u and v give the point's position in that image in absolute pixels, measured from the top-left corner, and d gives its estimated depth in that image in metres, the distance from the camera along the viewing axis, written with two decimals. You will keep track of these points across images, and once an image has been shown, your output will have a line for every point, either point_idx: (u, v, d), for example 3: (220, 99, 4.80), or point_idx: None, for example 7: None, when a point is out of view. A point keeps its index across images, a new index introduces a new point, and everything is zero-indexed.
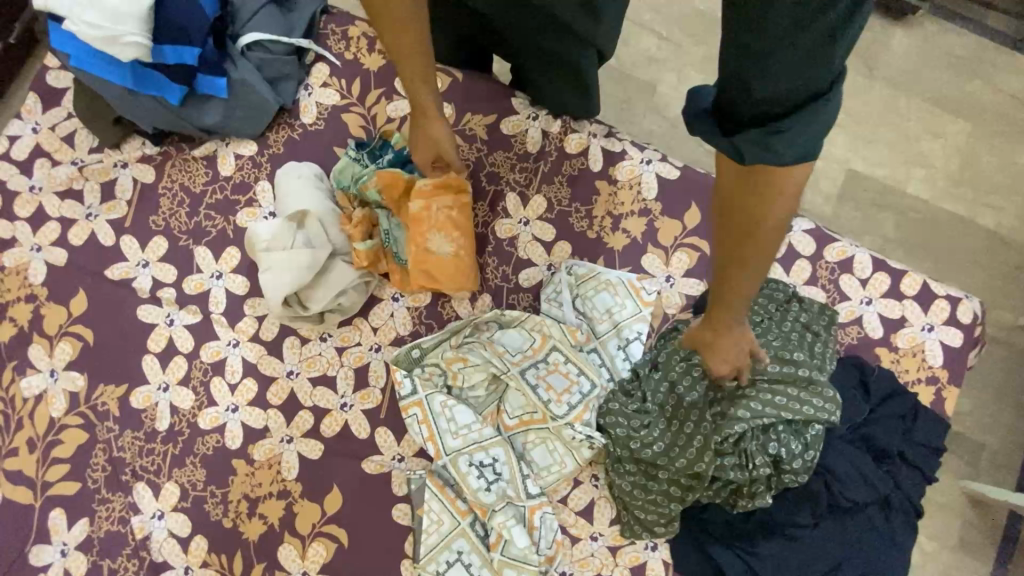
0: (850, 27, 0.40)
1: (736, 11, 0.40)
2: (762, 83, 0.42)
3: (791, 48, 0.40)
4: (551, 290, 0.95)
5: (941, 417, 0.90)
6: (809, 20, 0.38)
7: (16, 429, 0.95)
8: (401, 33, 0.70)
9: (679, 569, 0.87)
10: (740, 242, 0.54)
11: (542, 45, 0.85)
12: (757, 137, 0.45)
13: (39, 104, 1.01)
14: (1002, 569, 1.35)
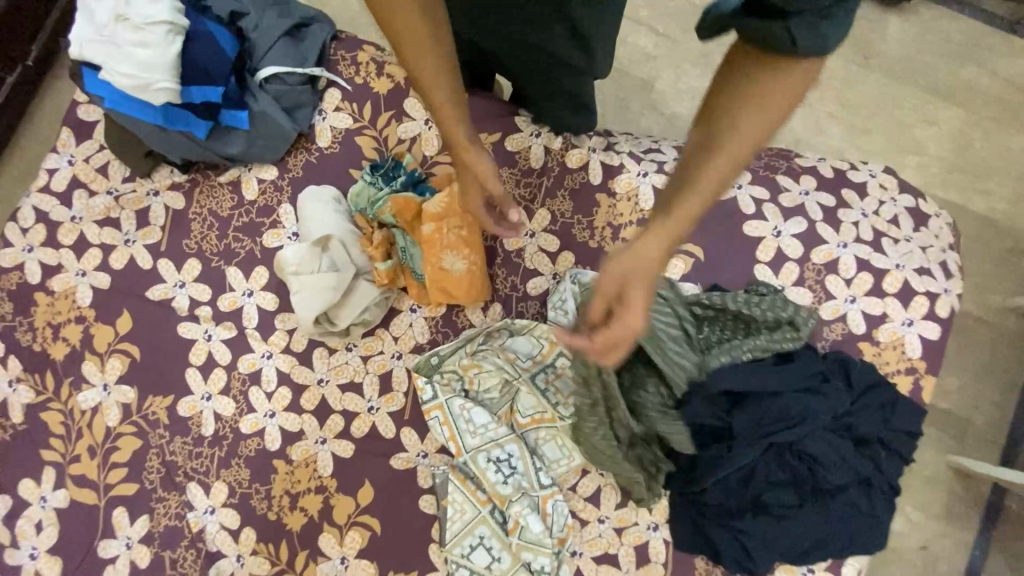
0: None
1: None
2: None
3: None
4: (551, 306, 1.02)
5: (918, 405, 0.99)
6: None
7: (77, 438, 1.04)
8: (421, 45, 0.61)
9: (678, 546, 0.97)
10: (721, 129, 0.53)
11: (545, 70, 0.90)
12: (810, 21, 0.46)
13: (72, 138, 1.08)
14: (987, 536, 1.45)
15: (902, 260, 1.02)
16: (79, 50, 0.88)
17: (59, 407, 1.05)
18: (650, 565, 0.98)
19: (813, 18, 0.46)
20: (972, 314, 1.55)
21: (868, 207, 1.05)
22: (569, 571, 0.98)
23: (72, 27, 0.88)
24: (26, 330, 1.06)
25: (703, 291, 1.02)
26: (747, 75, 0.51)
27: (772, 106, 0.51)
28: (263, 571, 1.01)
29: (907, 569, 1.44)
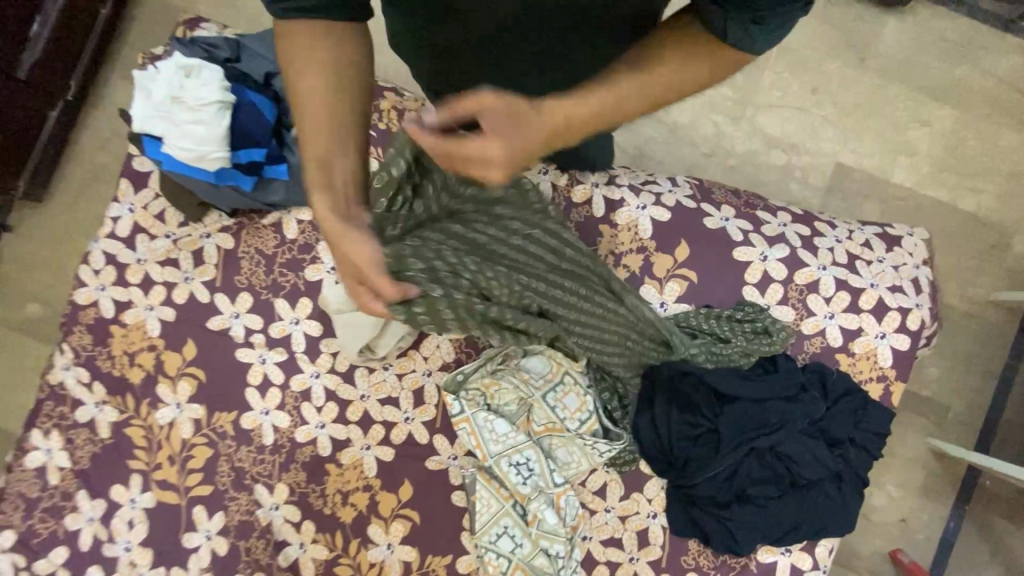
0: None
1: None
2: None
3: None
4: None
5: (887, 408, 1.12)
6: None
7: (158, 449, 1.22)
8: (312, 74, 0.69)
9: (674, 530, 1.13)
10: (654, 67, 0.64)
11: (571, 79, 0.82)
12: (743, 24, 0.60)
13: (130, 187, 1.22)
14: (961, 510, 1.60)
15: (875, 279, 1.14)
16: (141, 125, 1.00)
17: (140, 423, 1.22)
18: (650, 547, 1.14)
19: (741, 23, 0.60)
20: (956, 308, 1.65)
21: (841, 234, 1.18)
22: (581, 552, 1.15)
23: (130, 105, 1.00)
24: (105, 358, 1.22)
25: (697, 312, 1.14)
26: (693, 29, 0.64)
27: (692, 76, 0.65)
28: (323, 555, 1.19)
29: (885, 539, 1.60)
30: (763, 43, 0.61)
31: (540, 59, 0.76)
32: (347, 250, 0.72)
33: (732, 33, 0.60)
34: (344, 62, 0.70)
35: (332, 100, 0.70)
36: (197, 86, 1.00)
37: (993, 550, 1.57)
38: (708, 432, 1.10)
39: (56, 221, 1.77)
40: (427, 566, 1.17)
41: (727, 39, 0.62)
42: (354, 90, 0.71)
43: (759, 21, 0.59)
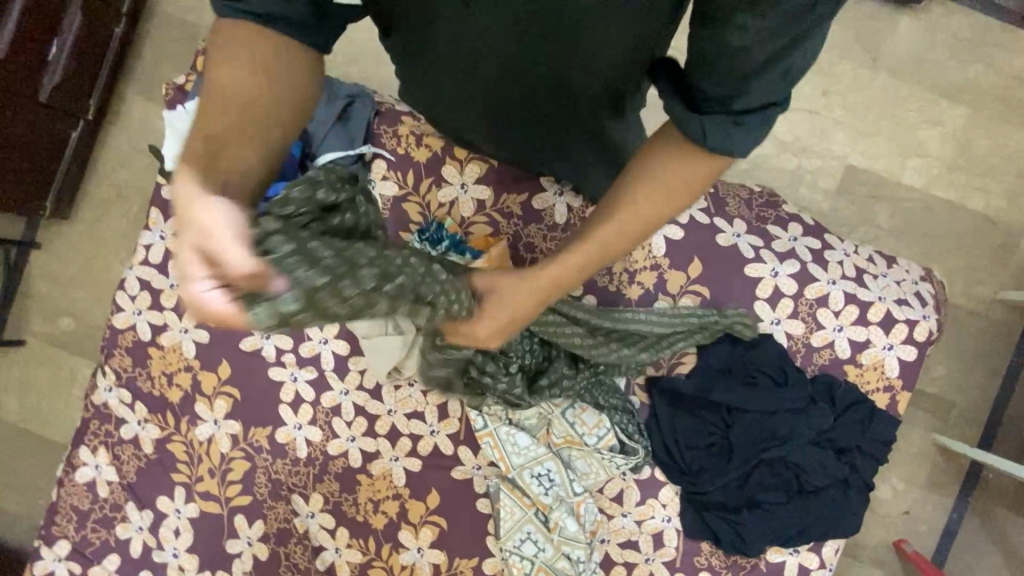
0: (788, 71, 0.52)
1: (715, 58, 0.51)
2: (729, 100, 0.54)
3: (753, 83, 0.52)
4: (259, 309, 0.49)
5: (893, 417, 1.17)
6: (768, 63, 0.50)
7: (198, 462, 1.29)
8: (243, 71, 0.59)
9: (688, 534, 1.19)
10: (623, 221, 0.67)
11: (581, 96, 0.79)
12: (722, 125, 0.56)
13: (160, 216, 1.26)
14: (964, 501, 1.65)
15: (882, 293, 1.18)
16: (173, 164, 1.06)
17: (181, 439, 1.29)
18: (665, 548, 1.20)
19: (721, 121, 0.55)
20: (961, 306, 1.68)
21: (849, 249, 1.21)
22: (600, 554, 1.22)
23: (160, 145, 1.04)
24: (145, 379, 1.29)
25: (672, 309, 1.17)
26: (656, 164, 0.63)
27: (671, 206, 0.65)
28: (357, 559, 1.27)
29: (889, 530, 1.67)
30: (743, 147, 0.57)
31: (547, 81, 0.75)
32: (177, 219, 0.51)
33: (711, 133, 0.56)
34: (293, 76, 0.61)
35: (259, 102, 0.59)
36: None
37: (994, 539, 1.63)
38: (718, 441, 1.16)
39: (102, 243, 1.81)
40: (455, 568, 1.25)
41: (705, 144, 0.57)
42: (289, 102, 0.61)
43: (741, 121, 0.55)
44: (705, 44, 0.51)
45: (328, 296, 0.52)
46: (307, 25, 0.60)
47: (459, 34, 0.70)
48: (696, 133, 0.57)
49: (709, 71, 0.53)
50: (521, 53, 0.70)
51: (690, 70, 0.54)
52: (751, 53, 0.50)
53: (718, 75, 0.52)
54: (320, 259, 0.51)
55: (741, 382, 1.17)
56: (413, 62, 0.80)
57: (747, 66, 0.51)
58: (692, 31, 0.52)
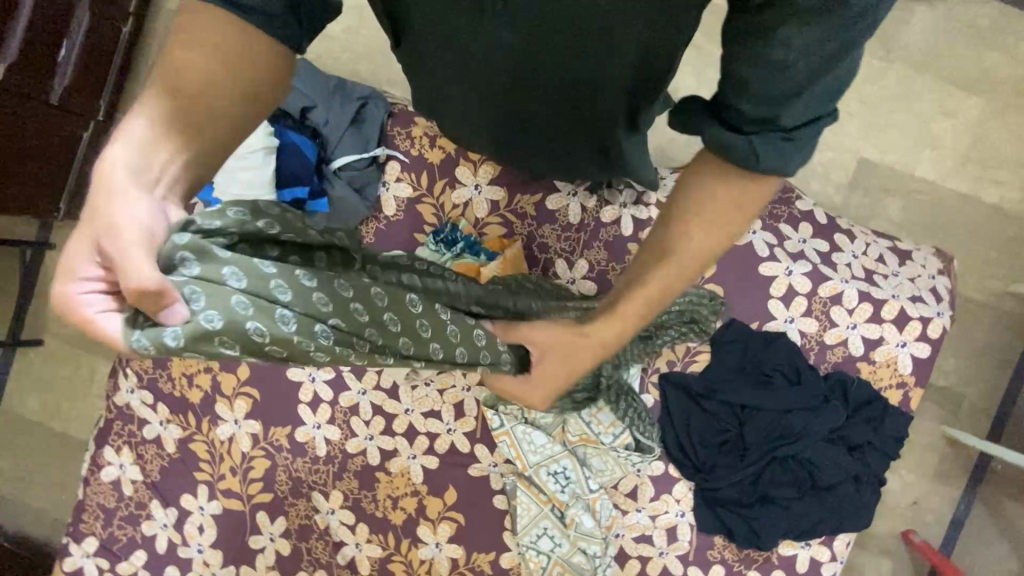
0: (839, 80, 0.51)
1: (765, 78, 0.49)
2: (783, 117, 0.52)
3: (805, 97, 0.51)
4: (141, 334, 0.47)
5: (906, 413, 1.18)
6: (821, 74, 0.49)
7: (220, 461, 1.32)
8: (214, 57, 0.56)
9: (702, 529, 1.20)
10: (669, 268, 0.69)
11: (593, 102, 0.76)
12: (772, 141, 0.55)
13: None
14: (973, 492, 1.67)
15: (895, 290, 1.19)
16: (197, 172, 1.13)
17: (202, 438, 1.32)
18: (679, 542, 1.22)
19: (774, 139, 0.55)
20: (973, 299, 1.68)
21: (860, 248, 1.22)
22: (615, 548, 1.24)
23: None
24: (166, 380, 1.32)
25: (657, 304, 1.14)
26: (703, 206, 0.65)
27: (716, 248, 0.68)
28: (377, 554, 1.30)
29: (898, 521, 1.69)
30: (795, 162, 0.56)
31: (560, 88, 0.74)
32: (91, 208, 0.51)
33: (763, 151, 0.55)
34: (249, 56, 0.57)
35: (206, 84, 0.56)
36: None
37: (1002, 529, 1.65)
38: (732, 438, 1.18)
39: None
40: (473, 562, 1.27)
41: (758, 163, 0.56)
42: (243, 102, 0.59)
43: (790, 134, 0.55)
44: (755, 70, 0.49)
45: (229, 341, 0.49)
46: (277, 14, 0.55)
47: (477, 45, 0.69)
48: (747, 155, 0.56)
49: (761, 95, 0.51)
50: (527, 56, 0.68)
51: (734, 96, 0.53)
52: (807, 71, 0.49)
53: (770, 98, 0.51)
54: (232, 297, 0.49)
55: (754, 380, 1.18)
56: (427, 73, 0.81)
57: (798, 82, 0.49)
58: (735, 57, 0.50)
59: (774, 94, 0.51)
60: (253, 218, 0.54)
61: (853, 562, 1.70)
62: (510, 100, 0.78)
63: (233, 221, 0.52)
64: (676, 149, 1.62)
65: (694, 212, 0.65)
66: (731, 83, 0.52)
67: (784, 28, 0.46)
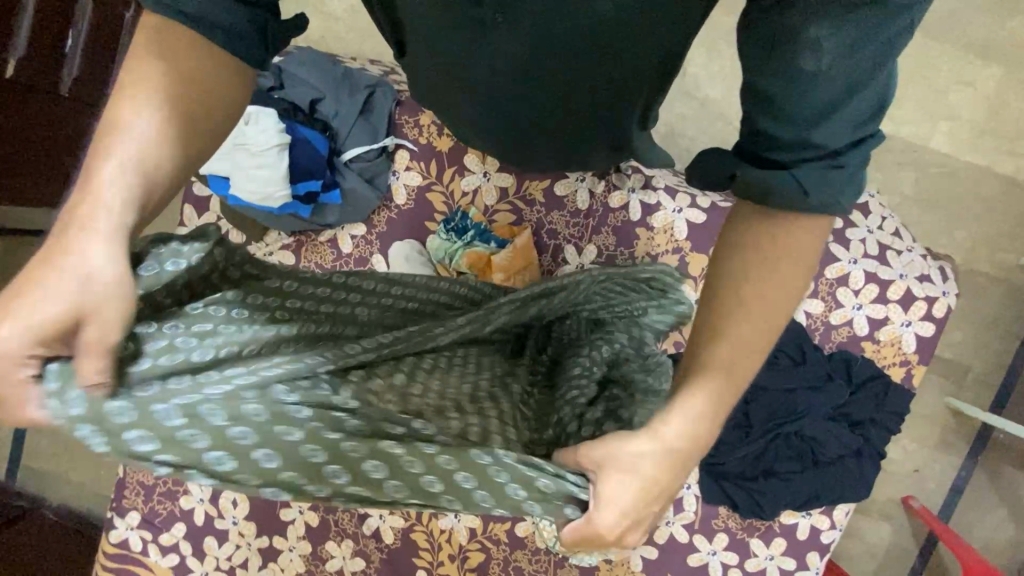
0: (878, 95, 0.51)
1: (800, 101, 0.49)
2: (822, 138, 0.51)
3: (843, 113, 0.50)
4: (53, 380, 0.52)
5: (908, 390, 1.21)
6: (858, 89, 0.49)
7: None
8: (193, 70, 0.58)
9: (705, 499, 1.25)
10: (727, 317, 0.60)
11: (606, 92, 0.76)
12: (820, 169, 0.54)
13: (194, 212, 1.31)
14: (974, 460, 1.71)
15: (904, 270, 1.21)
16: (206, 168, 1.15)
17: None
18: (685, 512, 1.28)
19: (820, 166, 0.53)
20: (984, 273, 1.68)
21: (864, 233, 1.24)
22: None
23: None
24: None
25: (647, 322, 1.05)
26: (755, 247, 0.58)
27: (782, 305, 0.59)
28: (399, 524, 1.38)
29: (898, 487, 1.75)
30: (847, 192, 0.55)
31: (565, 86, 0.74)
32: (62, 241, 0.52)
33: (814, 181, 0.53)
34: (233, 81, 0.60)
35: (190, 103, 0.58)
36: (256, 132, 1.14)
37: (1001, 495, 1.70)
38: (737, 416, 1.21)
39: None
40: (490, 531, 1.35)
41: (810, 200, 0.54)
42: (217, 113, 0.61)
43: (837, 162, 0.53)
44: (789, 81, 0.49)
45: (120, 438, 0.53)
46: (244, 32, 0.58)
47: (487, 46, 0.68)
48: (795, 188, 0.54)
49: (799, 110, 0.50)
50: (535, 54, 0.68)
51: (769, 116, 0.52)
52: (844, 81, 0.48)
53: (807, 114, 0.50)
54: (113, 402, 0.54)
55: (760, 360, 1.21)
56: (433, 75, 0.81)
57: (834, 100, 0.49)
58: (763, 69, 0.50)
59: (808, 118, 0.50)
60: (162, 268, 0.58)
61: (853, 526, 1.78)
62: (524, 101, 0.78)
63: (170, 274, 0.59)
64: (686, 125, 1.60)
65: (751, 250, 0.58)
66: (764, 101, 0.51)
67: (815, 30, 0.46)
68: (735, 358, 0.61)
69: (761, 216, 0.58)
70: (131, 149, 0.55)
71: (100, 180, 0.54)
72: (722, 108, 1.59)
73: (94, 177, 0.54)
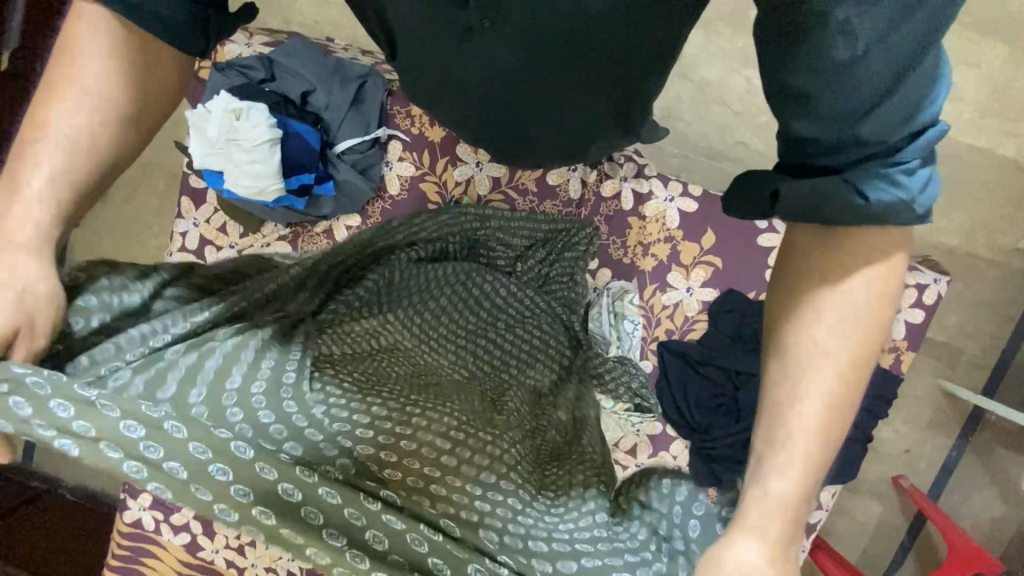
0: (927, 79, 0.49)
1: (839, 97, 0.48)
2: (875, 130, 0.50)
3: (895, 98, 0.49)
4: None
5: (896, 375, 1.23)
6: (905, 71, 0.48)
7: None
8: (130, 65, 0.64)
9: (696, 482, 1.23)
10: (806, 338, 0.60)
11: (593, 86, 0.76)
12: (876, 167, 0.52)
13: (192, 204, 1.33)
14: (965, 441, 1.74)
15: None
16: (200, 161, 1.17)
17: None
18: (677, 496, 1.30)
19: (880, 167, 0.52)
20: (981, 256, 1.67)
21: None
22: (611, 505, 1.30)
23: (191, 145, 1.17)
24: None
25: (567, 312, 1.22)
26: (833, 257, 0.59)
27: (859, 344, 0.59)
28: None
29: (888, 467, 1.78)
30: (913, 187, 0.53)
31: (563, 86, 0.75)
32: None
33: (866, 177, 0.52)
34: (172, 76, 0.68)
35: (123, 101, 0.66)
36: (248, 128, 1.14)
37: (991, 475, 1.73)
38: (727, 403, 1.20)
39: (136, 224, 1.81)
40: None
41: (873, 205, 0.53)
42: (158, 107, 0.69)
43: (898, 157, 0.52)
44: (827, 75, 0.47)
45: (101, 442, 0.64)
46: (182, 20, 0.61)
47: (489, 44, 0.68)
48: (852, 192, 0.52)
49: (842, 106, 0.48)
50: (524, 61, 0.70)
51: (808, 116, 0.50)
52: (890, 68, 0.47)
53: (851, 110, 0.49)
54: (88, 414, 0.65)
55: (752, 347, 1.21)
56: (422, 74, 0.81)
57: (880, 87, 0.48)
58: (792, 63, 0.48)
59: (856, 111, 0.49)
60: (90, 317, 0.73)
61: (843, 505, 1.82)
62: (541, 96, 0.77)
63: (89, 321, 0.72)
64: (682, 108, 1.59)
65: (829, 254, 0.59)
66: (801, 100, 0.49)
67: (842, 11, 0.44)
68: (819, 401, 0.60)
69: (829, 231, 0.58)
70: (59, 149, 0.64)
71: (28, 182, 0.64)
72: (720, 90, 1.57)
73: (19, 183, 0.64)
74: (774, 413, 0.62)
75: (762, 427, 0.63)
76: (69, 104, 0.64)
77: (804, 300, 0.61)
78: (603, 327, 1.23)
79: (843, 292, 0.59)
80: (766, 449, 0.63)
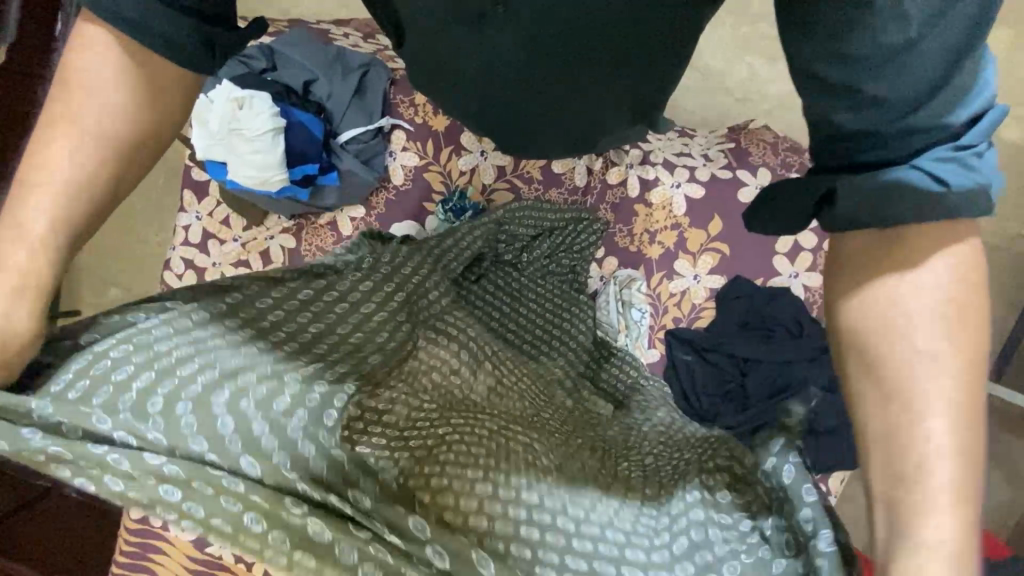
0: (973, 72, 0.47)
1: (883, 85, 0.45)
2: (930, 118, 0.46)
3: (942, 90, 0.46)
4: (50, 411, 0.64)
5: None
6: (953, 65, 0.45)
7: None
8: (139, 84, 0.63)
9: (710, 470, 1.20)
10: (894, 353, 0.52)
11: (597, 83, 0.75)
12: (946, 153, 0.48)
13: (194, 197, 1.32)
14: None
15: None
16: (205, 153, 1.17)
17: None
18: None
19: (948, 151, 0.48)
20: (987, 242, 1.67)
21: None
22: None
23: (194, 137, 1.17)
24: None
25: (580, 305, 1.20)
26: (899, 257, 0.52)
27: (957, 339, 0.51)
28: None
29: None
30: (984, 169, 0.49)
31: (565, 85, 0.75)
32: None
33: (942, 169, 0.48)
34: (182, 96, 0.66)
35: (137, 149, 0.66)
36: (250, 117, 1.13)
37: (995, 459, 1.74)
38: (735, 388, 1.18)
39: (139, 220, 1.80)
40: None
41: (951, 191, 0.48)
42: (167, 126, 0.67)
43: (963, 145, 0.48)
44: (863, 66, 0.45)
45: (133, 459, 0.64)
46: (184, 32, 0.60)
47: (497, 35, 0.68)
48: (927, 182, 0.48)
49: (884, 102, 0.46)
50: (530, 54, 0.70)
51: (848, 109, 0.47)
52: (933, 60, 0.45)
53: (897, 101, 0.46)
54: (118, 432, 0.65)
55: (759, 333, 1.20)
56: (425, 68, 0.81)
57: (928, 81, 0.45)
58: (818, 49, 0.46)
59: (902, 103, 0.46)
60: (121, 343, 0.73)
61: None
62: (544, 89, 0.76)
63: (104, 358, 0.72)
64: (685, 97, 1.58)
65: (901, 249, 0.52)
66: (835, 93, 0.47)
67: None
68: (940, 407, 0.51)
69: (890, 237, 0.52)
70: (65, 168, 0.62)
71: (33, 232, 0.62)
72: (724, 79, 1.56)
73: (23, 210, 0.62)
74: (887, 454, 0.52)
75: (880, 477, 0.53)
76: (74, 153, 0.62)
77: (882, 325, 0.52)
78: (612, 315, 1.23)
79: (924, 303, 0.51)
80: (895, 476, 0.52)
